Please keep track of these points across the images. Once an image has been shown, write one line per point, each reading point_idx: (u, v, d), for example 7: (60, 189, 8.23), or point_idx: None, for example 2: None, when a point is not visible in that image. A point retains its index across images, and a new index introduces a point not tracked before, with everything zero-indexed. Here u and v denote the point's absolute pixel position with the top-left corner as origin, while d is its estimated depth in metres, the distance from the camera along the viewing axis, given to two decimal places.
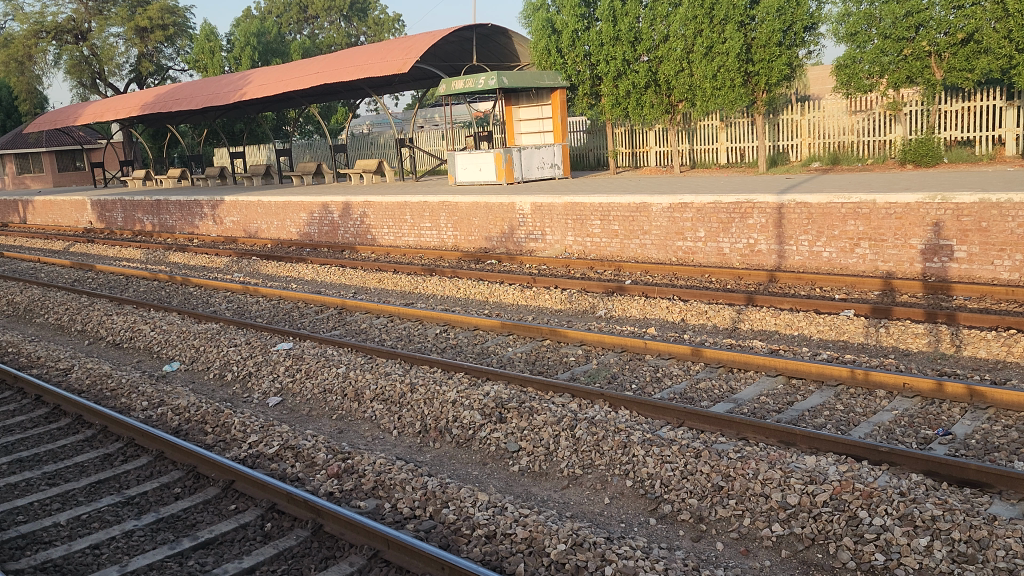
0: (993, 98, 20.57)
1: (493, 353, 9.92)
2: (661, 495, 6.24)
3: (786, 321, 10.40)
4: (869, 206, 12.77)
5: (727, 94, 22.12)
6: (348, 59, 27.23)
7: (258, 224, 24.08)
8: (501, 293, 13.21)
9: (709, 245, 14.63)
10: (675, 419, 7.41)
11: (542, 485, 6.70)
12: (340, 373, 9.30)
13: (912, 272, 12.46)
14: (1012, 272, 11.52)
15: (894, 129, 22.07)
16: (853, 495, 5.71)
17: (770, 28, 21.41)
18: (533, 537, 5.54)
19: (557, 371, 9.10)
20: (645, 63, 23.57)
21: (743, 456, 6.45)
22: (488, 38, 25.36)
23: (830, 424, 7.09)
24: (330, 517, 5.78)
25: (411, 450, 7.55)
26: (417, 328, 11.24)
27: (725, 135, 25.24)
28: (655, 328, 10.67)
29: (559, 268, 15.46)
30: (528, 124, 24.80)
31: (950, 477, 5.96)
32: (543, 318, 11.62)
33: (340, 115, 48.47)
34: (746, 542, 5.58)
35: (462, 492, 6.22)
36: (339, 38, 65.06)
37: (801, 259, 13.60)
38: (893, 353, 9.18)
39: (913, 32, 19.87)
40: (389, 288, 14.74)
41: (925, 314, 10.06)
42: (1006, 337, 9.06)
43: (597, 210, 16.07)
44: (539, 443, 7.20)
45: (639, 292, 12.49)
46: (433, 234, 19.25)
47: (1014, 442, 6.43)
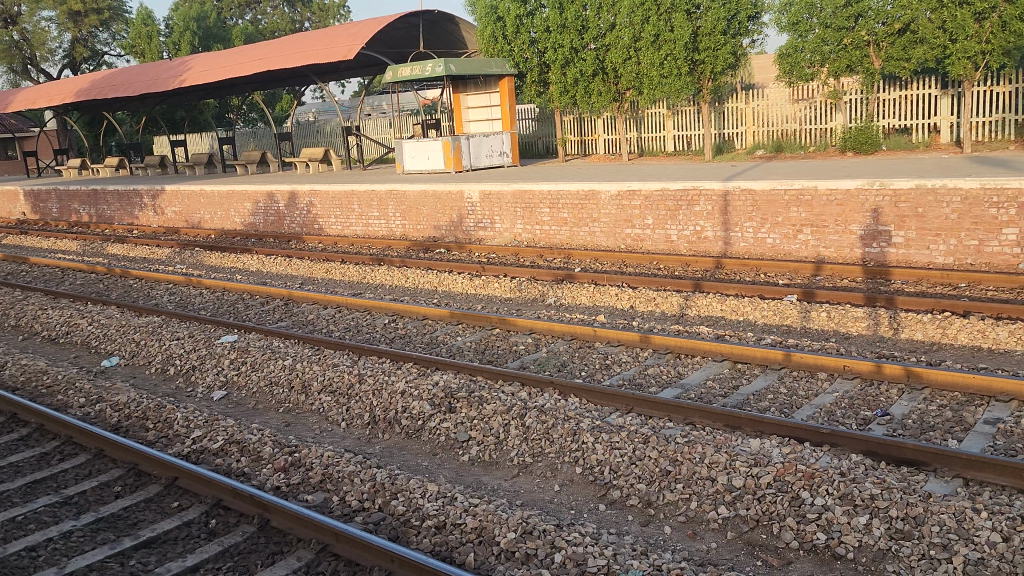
0: (929, 87, 21.15)
1: (442, 343, 9.87)
2: (610, 480, 6.30)
3: (732, 307, 10.57)
4: (811, 193, 13.03)
5: (673, 82, 22.26)
6: (292, 45, 26.75)
7: (201, 214, 23.58)
8: (451, 282, 13.15)
9: (657, 232, 14.80)
10: (623, 406, 7.48)
11: (492, 474, 6.71)
12: (286, 365, 9.16)
13: (852, 258, 12.75)
14: (947, 256, 11.92)
15: (835, 117, 22.52)
16: (795, 476, 5.83)
17: (716, 17, 21.61)
18: (483, 526, 5.55)
19: (506, 359, 9.12)
20: (593, 51, 23.61)
21: (689, 441, 6.54)
22: (435, 24, 25.19)
23: (774, 407, 7.23)
24: (277, 512, 5.71)
25: (361, 443, 7.48)
26: (365, 319, 11.14)
27: (673, 123, 25.45)
28: (604, 315, 10.75)
29: (508, 256, 15.45)
30: (475, 111, 24.82)
31: (888, 457, 6.12)
32: (493, 307, 11.62)
33: (285, 102, 47.66)
34: (693, 525, 5.68)
35: (411, 483, 6.19)
36: (283, 23, 64.04)
37: (746, 246, 13.82)
38: (835, 337, 9.42)
39: (852, 22, 20.28)
40: (337, 278, 14.56)
41: (865, 299, 10.30)
42: (940, 319, 9.33)
43: (546, 197, 16.09)
44: (488, 432, 7.22)
45: (588, 280, 12.55)
46: (381, 223, 19.09)
47: (949, 421, 6.66)
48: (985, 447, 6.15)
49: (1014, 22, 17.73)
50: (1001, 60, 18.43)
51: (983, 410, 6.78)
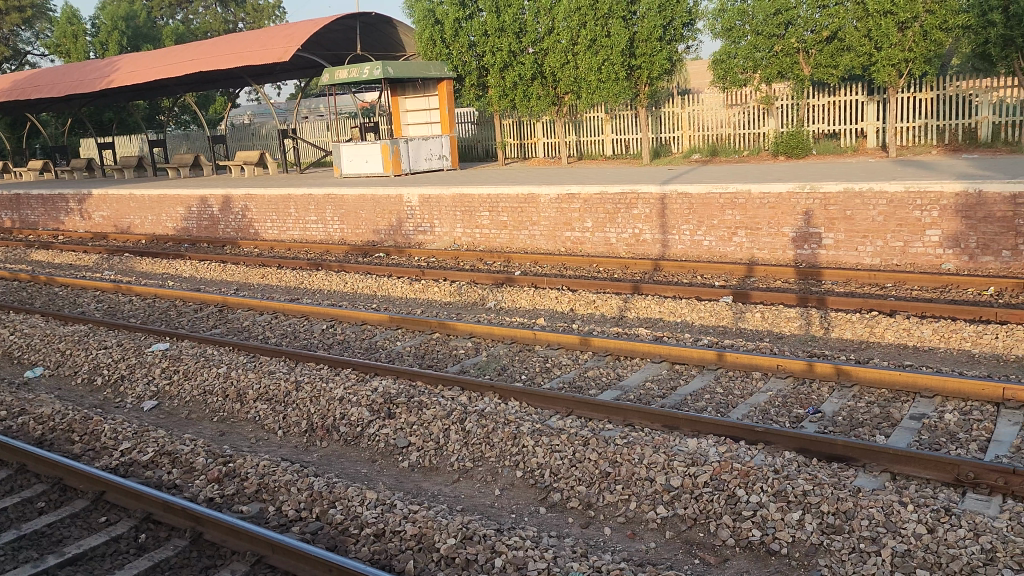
0: (856, 93, 21.83)
1: (382, 348, 9.78)
2: (550, 483, 6.32)
3: (670, 308, 10.72)
4: (745, 196, 13.31)
5: (611, 87, 22.47)
6: (225, 46, 26.23)
7: (130, 219, 22.90)
8: (390, 287, 13.03)
9: (596, 235, 14.93)
10: (563, 408, 7.51)
11: (433, 479, 6.67)
12: (220, 374, 8.94)
13: (785, 259, 13.07)
14: (874, 257, 12.32)
15: (767, 122, 23.05)
16: (731, 475, 5.93)
17: (652, 23, 21.90)
18: (422, 533, 5.51)
19: (447, 364, 9.08)
20: (531, 55, 23.75)
21: (629, 442, 6.60)
22: (372, 27, 25.01)
23: (710, 407, 7.35)
24: (210, 525, 5.57)
25: (298, 451, 7.35)
26: (303, 325, 10.96)
27: (611, 127, 25.72)
28: (544, 318, 10.78)
29: (448, 260, 15.41)
30: (414, 114, 24.68)
31: (820, 453, 6.27)
32: (433, 311, 11.56)
33: (218, 104, 46.63)
34: (633, 526, 5.73)
35: (349, 491, 6.11)
36: (216, 23, 62.55)
37: (683, 248, 14.04)
38: (769, 337, 9.63)
39: (782, 30, 20.81)
40: (273, 283, 14.31)
41: (797, 299, 10.57)
42: (869, 318, 9.62)
43: (485, 201, 16.09)
44: (428, 437, 7.16)
45: (528, 283, 12.60)
46: (319, 227, 18.82)
47: (877, 417, 6.87)
48: (910, 442, 6.35)
49: (935, 31, 18.49)
50: (923, 68, 19.18)
51: (909, 406, 7.01)
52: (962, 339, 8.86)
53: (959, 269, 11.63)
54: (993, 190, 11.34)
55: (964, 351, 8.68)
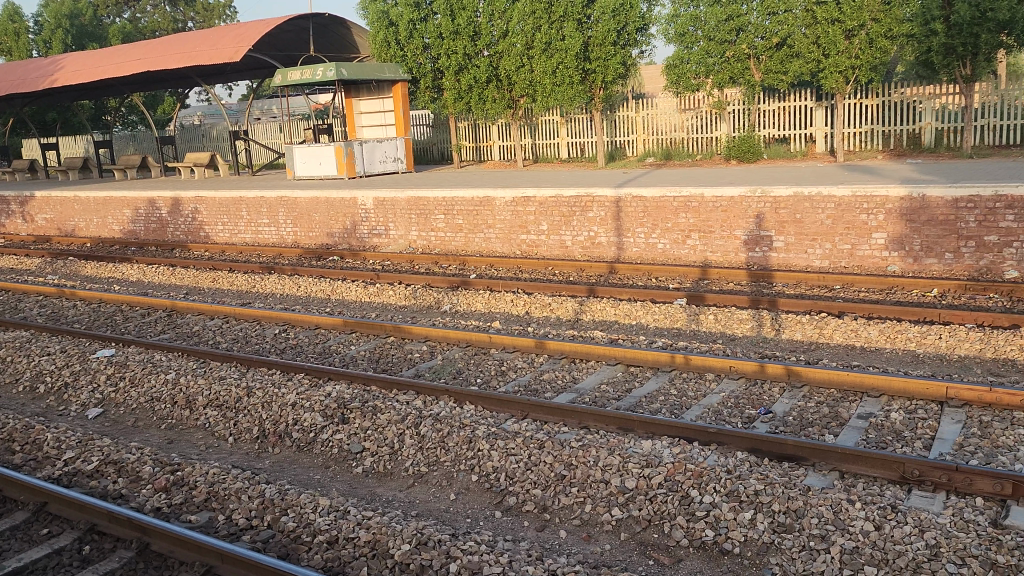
0: (805, 99, 22.27)
1: (335, 352, 9.67)
2: (505, 487, 6.31)
3: (624, 311, 10.80)
4: (698, 200, 13.47)
5: (565, 90, 22.58)
6: (174, 46, 25.76)
7: (75, 222, 22.32)
8: (344, 290, 12.91)
9: (551, 238, 14.98)
10: (518, 411, 7.50)
11: (387, 485, 6.60)
12: (169, 380, 8.75)
13: (737, 262, 13.26)
14: (823, 259, 12.56)
15: (719, 127, 23.37)
16: (685, 476, 5.99)
17: (606, 28, 21.98)
18: (376, 539, 5.45)
19: (401, 368, 9.01)
20: (486, 58, 23.74)
21: (583, 444, 6.62)
22: (325, 28, 24.76)
23: (664, 409, 7.41)
24: (158, 535, 5.44)
25: (249, 458, 7.23)
26: (254, 329, 10.78)
27: (566, 130, 25.85)
28: (499, 321, 10.77)
29: (403, 263, 15.31)
30: (368, 116, 24.49)
31: (771, 453, 6.36)
32: (387, 315, 11.47)
33: (167, 105, 45.72)
34: (588, 528, 5.75)
35: (302, 498, 6.02)
36: (164, 22, 61.20)
37: (638, 251, 14.16)
38: (721, 339, 9.75)
39: (733, 36, 21.13)
40: (224, 287, 14.06)
41: (748, 301, 10.73)
42: (818, 320, 9.81)
43: (441, 204, 16.05)
44: (382, 442, 7.09)
45: (483, 286, 12.59)
46: (271, 230, 18.57)
47: (825, 417, 7.00)
48: (858, 440, 6.48)
49: (880, 38, 18.96)
50: (868, 75, 19.65)
51: (857, 406, 7.15)
52: (907, 339, 9.08)
53: (905, 271, 11.91)
54: (936, 194, 11.64)
55: (909, 351, 8.90)
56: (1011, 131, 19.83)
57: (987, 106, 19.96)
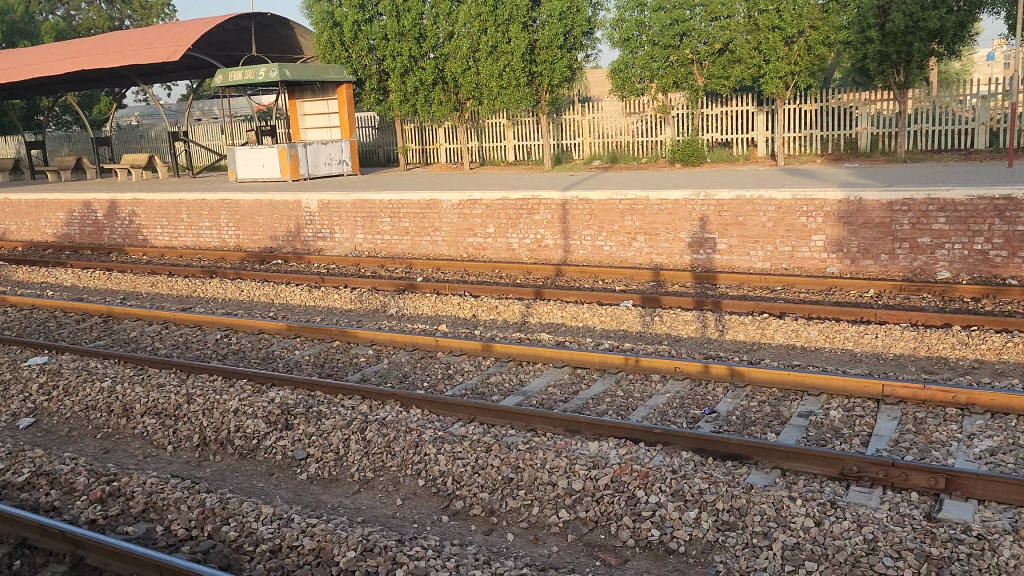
0: (746, 103, 22.70)
1: (279, 358, 9.51)
2: (452, 491, 6.27)
3: (571, 313, 10.85)
4: (643, 202, 13.61)
5: (511, 93, 22.60)
6: (111, 44, 25.09)
7: (6, 225, 21.56)
8: (288, 294, 12.71)
9: (498, 241, 14.99)
10: (466, 415, 7.47)
11: (332, 491, 6.51)
12: (104, 388, 8.49)
13: (682, 263, 13.44)
14: (765, 261, 12.81)
15: (664, 130, 23.65)
16: (631, 476, 6.03)
17: (552, 31, 22.06)
18: (321, 547, 5.36)
19: (347, 372, 8.90)
20: (432, 60, 23.67)
21: (531, 447, 6.62)
22: (268, 27, 24.37)
23: (611, 410, 7.46)
24: (93, 548, 5.27)
25: (189, 466, 7.06)
26: (195, 335, 10.55)
27: (513, 133, 25.91)
28: (446, 325, 10.72)
29: (349, 267, 15.14)
30: (313, 118, 24.18)
31: (715, 452, 6.45)
32: (332, 319, 11.32)
33: (103, 104, 44.47)
34: (535, 530, 5.75)
35: (244, 506, 5.90)
36: (99, 18, 59.47)
37: (584, 253, 14.26)
38: (667, 340, 9.87)
39: (677, 41, 21.33)
40: (163, 292, 13.73)
41: (693, 303, 10.87)
42: (760, 320, 9.98)
43: (387, 207, 15.92)
44: (327, 448, 6.99)
45: (430, 289, 12.51)
46: (212, 233, 18.21)
47: (768, 416, 7.12)
48: (799, 438, 6.61)
49: (818, 46, 19.60)
50: (807, 81, 20.23)
51: (798, 405, 7.30)
52: (845, 339, 9.31)
53: (843, 272, 12.23)
54: (872, 198, 11.96)
55: (847, 350, 9.12)
56: (943, 136, 20.47)
57: (919, 112, 20.60)
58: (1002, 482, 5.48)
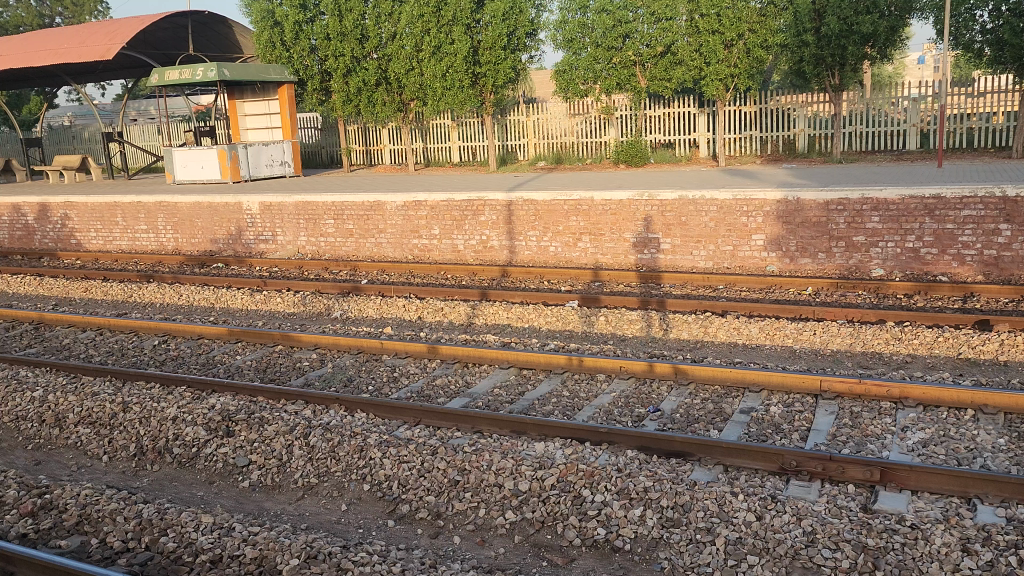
0: (688, 105, 23.06)
1: (220, 363, 9.32)
2: (398, 495, 6.22)
3: (517, 314, 10.87)
4: (588, 203, 13.70)
5: (455, 94, 22.58)
6: (41, 42, 24.29)
7: None
8: (229, 298, 12.46)
9: (444, 242, 14.93)
10: (411, 418, 7.41)
11: (276, 498, 6.40)
12: (35, 398, 8.20)
13: (626, 263, 13.57)
14: (708, 260, 13.01)
15: (608, 132, 23.87)
16: (576, 476, 6.05)
17: (496, 33, 22.13)
18: (263, 555, 5.26)
19: (290, 377, 8.76)
20: (375, 60, 23.45)
21: (477, 449, 6.60)
22: (205, 26, 23.87)
23: (557, 411, 7.48)
24: (23, 564, 5.08)
25: (126, 477, 6.86)
26: (131, 341, 10.26)
27: (457, 134, 25.86)
28: (392, 327, 10.64)
29: (292, 269, 14.92)
30: (253, 118, 23.78)
31: (659, 450, 6.52)
32: (275, 323, 11.14)
33: (33, 104, 42.99)
34: (482, 533, 5.73)
35: (183, 516, 5.76)
36: (28, 16, 57.44)
37: (530, 254, 14.29)
38: (612, 339, 9.95)
39: (620, 42, 21.50)
40: (98, 298, 13.33)
41: (638, 302, 10.99)
42: (703, 319, 10.13)
43: (330, 209, 15.73)
44: (270, 454, 6.87)
45: (375, 292, 12.40)
46: (150, 237, 17.78)
47: (711, 413, 7.22)
48: (741, 435, 6.72)
49: (757, 49, 20.07)
50: (746, 83, 20.68)
51: (740, 401, 7.42)
52: (785, 336, 9.50)
53: (782, 271, 12.49)
54: (809, 197, 12.24)
55: (787, 347, 9.31)
56: (875, 138, 21.13)
57: (853, 113, 21.22)
58: (933, 472, 5.66)
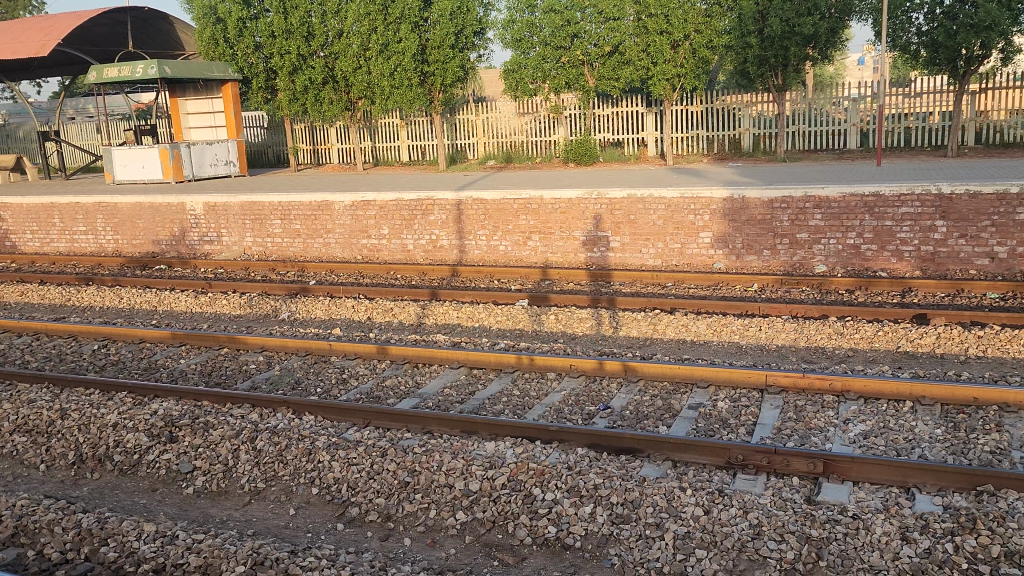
0: (636, 105, 23.30)
1: (163, 367, 9.11)
2: (348, 498, 6.14)
3: (467, 313, 10.84)
4: (537, 202, 13.73)
5: (404, 93, 22.38)
6: None
7: None
8: (173, 300, 12.18)
9: (393, 242, 14.82)
10: (360, 420, 7.34)
11: (221, 504, 6.27)
12: None
13: (576, 262, 13.64)
14: (656, 258, 13.16)
15: (557, 130, 23.98)
16: (527, 475, 6.05)
17: (443, 31, 22.02)
18: (208, 563, 5.15)
19: (236, 380, 8.60)
20: (322, 59, 23.19)
21: (427, 450, 6.56)
22: (145, 23, 23.30)
23: (507, 410, 7.48)
24: None
25: (64, 486, 6.66)
26: (70, 346, 9.98)
27: (406, 133, 25.68)
28: (340, 328, 10.52)
29: (238, 271, 14.66)
30: (197, 117, 23.31)
31: (609, 447, 6.56)
32: (220, 325, 10.94)
33: None
34: (432, 534, 5.70)
35: (125, 525, 5.61)
36: None
37: (480, 253, 14.27)
38: (562, 338, 9.99)
39: (568, 42, 21.62)
40: (34, 302, 12.93)
41: (588, 300, 11.05)
42: (652, 316, 10.23)
43: (276, 209, 15.49)
44: (215, 459, 6.73)
45: (324, 293, 12.27)
46: (89, 238, 17.31)
47: (660, 409, 7.30)
48: (689, 430, 6.80)
49: (703, 49, 20.36)
50: (693, 83, 20.93)
51: (688, 397, 7.51)
52: (732, 332, 9.64)
53: (729, 268, 12.69)
54: (754, 195, 12.46)
55: (734, 343, 9.45)
56: (818, 137, 21.58)
57: (796, 113, 21.68)
58: (874, 463, 5.80)
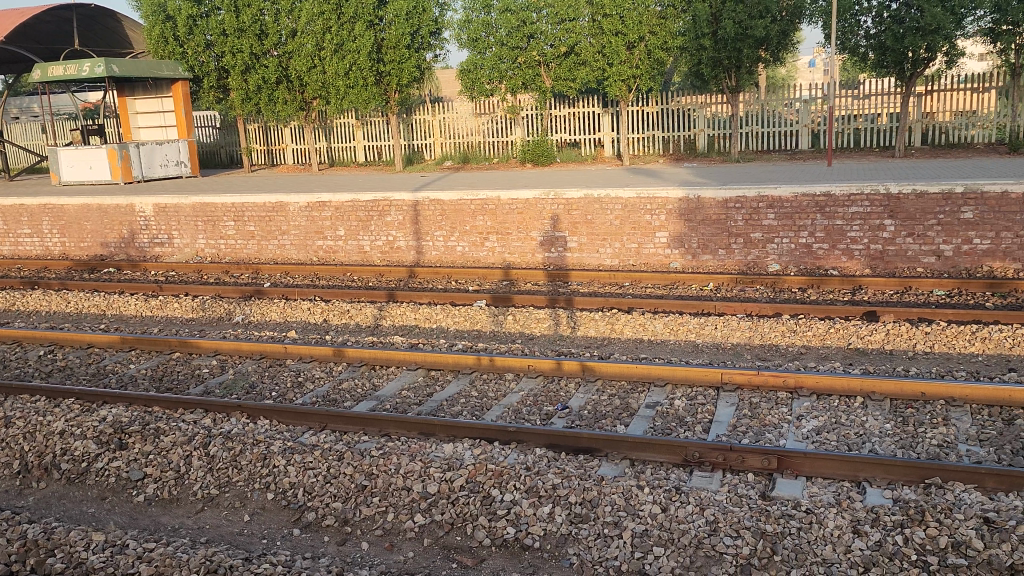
0: (592, 105, 23.42)
1: (112, 373, 8.90)
2: (304, 503, 6.06)
3: (424, 315, 10.78)
4: (494, 202, 13.72)
5: (359, 93, 22.12)
6: None
7: None
8: (122, 304, 11.92)
9: (349, 243, 14.68)
10: (316, 423, 7.25)
11: (173, 512, 6.13)
12: None
13: (534, 262, 13.66)
14: (613, 258, 13.24)
15: (514, 131, 24.00)
16: (486, 476, 6.03)
17: (398, 31, 21.80)
18: (159, 572, 5.04)
19: (188, 385, 8.43)
20: (275, 58, 22.95)
21: (384, 453, 6.51)
22: (91, 20, 22.75)
23: (465, 411, 7.45)
24: None
25: (8, 496, 6.46)
26: (14, 353, 9.69)
27: (362, 133, 25.50)
28: (296, 331, 10.39)
29: (190, 273, 14.40)
30: (147, 117, 22.85)
31: (567, 447, 6.57)
32: (172, 329, 10.72)
33: None
34: (390, 537, 5.64)
35: (72, 535, 5.46)
36: None
37: (437, 254, 14.21)
38: (520, 338, 9.99)
39: (524, 43, 21.68)
40: None
41: (546, 301, 11.08)
42: (609, 316, 10.27)
43: (230, 210, 15.25)
44: (166, 466, 6.58)
45: (279, 295, 12.11)
46: (35, 241, 16.85)
47: (617, 409, 7.33)
48: (646, 429, 6.84)
49: (657, 50, 20.57)
50: (648, 84, 21.12)
51: (645, 396, 7.55)
52: (688, 330, 9.74)
53: (684, 267, 12.82)
54: (709, 195, 12.60)
55: (690, 342, 9.55)
56: (771, 137, 21.93)
57: (748, 114, 22.01)
58: (827, 458, 5.90)
